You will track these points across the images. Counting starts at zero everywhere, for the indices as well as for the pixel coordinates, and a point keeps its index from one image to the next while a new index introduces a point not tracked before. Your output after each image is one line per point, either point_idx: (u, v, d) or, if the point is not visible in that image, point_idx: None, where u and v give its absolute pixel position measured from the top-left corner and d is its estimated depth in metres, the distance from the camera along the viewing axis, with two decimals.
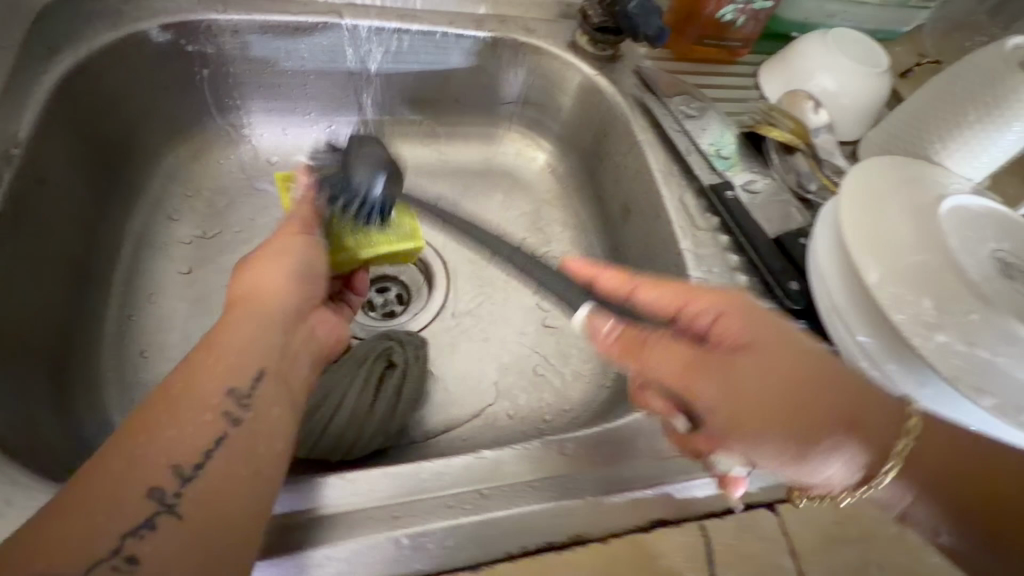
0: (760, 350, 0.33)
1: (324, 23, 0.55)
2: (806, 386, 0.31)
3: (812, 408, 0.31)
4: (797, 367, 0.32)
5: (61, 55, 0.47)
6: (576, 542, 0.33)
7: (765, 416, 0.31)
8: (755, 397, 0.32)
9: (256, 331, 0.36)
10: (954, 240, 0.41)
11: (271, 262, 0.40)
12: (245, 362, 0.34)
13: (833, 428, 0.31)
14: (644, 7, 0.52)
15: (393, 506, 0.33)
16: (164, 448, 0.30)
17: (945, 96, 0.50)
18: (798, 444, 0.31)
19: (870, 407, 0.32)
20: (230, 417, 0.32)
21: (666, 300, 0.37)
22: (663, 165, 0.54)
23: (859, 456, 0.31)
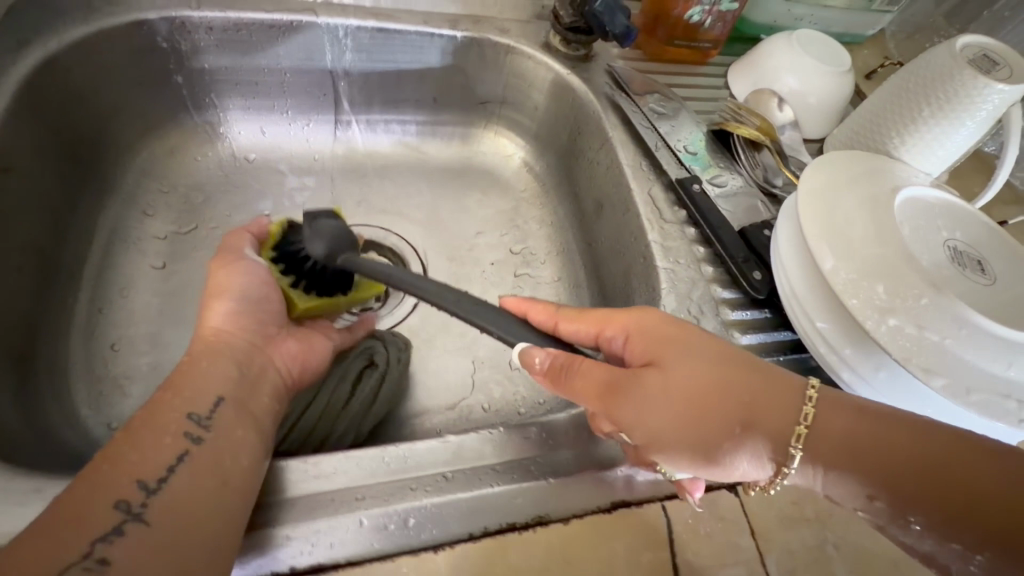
0: (666, 363, 0.34)
1: (300, 22, 0.56)
2: (709, 391, 0.33)
3: (715, 411, 0.32)
4: (698, 375, 0.33)
5: (30, 47, 0.47)
6: (538, 523, 0.33)
7: (675, 426, 0.33)
8: (664, 409, 0.33)
9: (215, 367, 0.37)
10: (905, 229, 0.43)
11: (216, 301, 0.41)
12: (206, 393, 0.35)
13: (738, 429, 0.32)
14: (609, 6, 0.54)
15: (357, 489, 0.33)
16: (128, 466, 0.30)
17: (901, 93, 0.52)
18: (708, 448, 0.32)
19: (769, 402, 0.33)
20: (191, 437, 0.33)
21: (585, 327, 0.38)
22: (633, 160, 0.55)
23: (769, 449, 0.32)
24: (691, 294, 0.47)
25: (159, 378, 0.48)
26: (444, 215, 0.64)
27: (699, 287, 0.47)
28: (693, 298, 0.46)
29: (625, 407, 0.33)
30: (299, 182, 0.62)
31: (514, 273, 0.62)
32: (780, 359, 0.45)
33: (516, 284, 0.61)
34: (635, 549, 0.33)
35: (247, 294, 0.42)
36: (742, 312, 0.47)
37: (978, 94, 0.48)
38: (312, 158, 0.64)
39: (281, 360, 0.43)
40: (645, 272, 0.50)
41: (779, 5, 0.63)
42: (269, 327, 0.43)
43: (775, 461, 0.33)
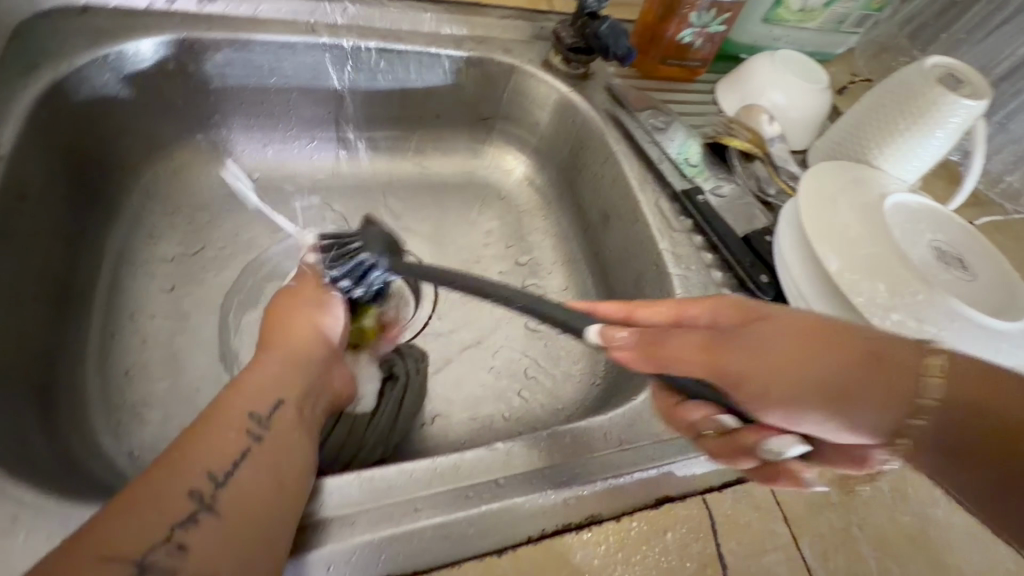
0: (768, 318, 0.32)
1: (308, 43, 0.56)
2: (818, 343, 0.30)
3: (819, 369, 0.30)
4: (810, 331, 0.31)
5: (39, 71, 0.46)
6: (591, 522, 0.35)
7: (784, 378, 0.30)
8: (774, 362, 0.31)
9: (277, 372, 0.38)
10: (896, 231, 0.47)
11: (302, 308, 0.44)
12: (267, 392, 0.36)
13: (873, 384, 0.29)
14: (614, 30, 0.57)
15: (416, 499, 0.33)
16: (199, 457, 0.31)
17: (878, 108, 0.57)
18: (820, 401, 0.30)
19: (887, 354, 0.29)
20: (251, 435, 0.33)
21: (664, 311, 0.38)
22: (638, 173, 0.58)
23: (888, 405, 0.28)
24: (703, 297, 0.50)
25: (179, 402, 0.47)
26: (450, 228, 0.65)
27: (710, 291, 0.50)
28: None
29: (724, 366, 0.32)
30: (305, 201, 0.62)
31: (522, 283, 0.63)
32: None
33: None
34: (682, 539, 0.35)
35: (328, 307, 0.46)
36: None
37: (947, 108, 0.53)
38: (316, 177, 0.64)
39: (337, 383, 0.43)
40: (658, 278, 0.52)
41: (760, 27, 0.68)
42: (331, 346, 0.44)
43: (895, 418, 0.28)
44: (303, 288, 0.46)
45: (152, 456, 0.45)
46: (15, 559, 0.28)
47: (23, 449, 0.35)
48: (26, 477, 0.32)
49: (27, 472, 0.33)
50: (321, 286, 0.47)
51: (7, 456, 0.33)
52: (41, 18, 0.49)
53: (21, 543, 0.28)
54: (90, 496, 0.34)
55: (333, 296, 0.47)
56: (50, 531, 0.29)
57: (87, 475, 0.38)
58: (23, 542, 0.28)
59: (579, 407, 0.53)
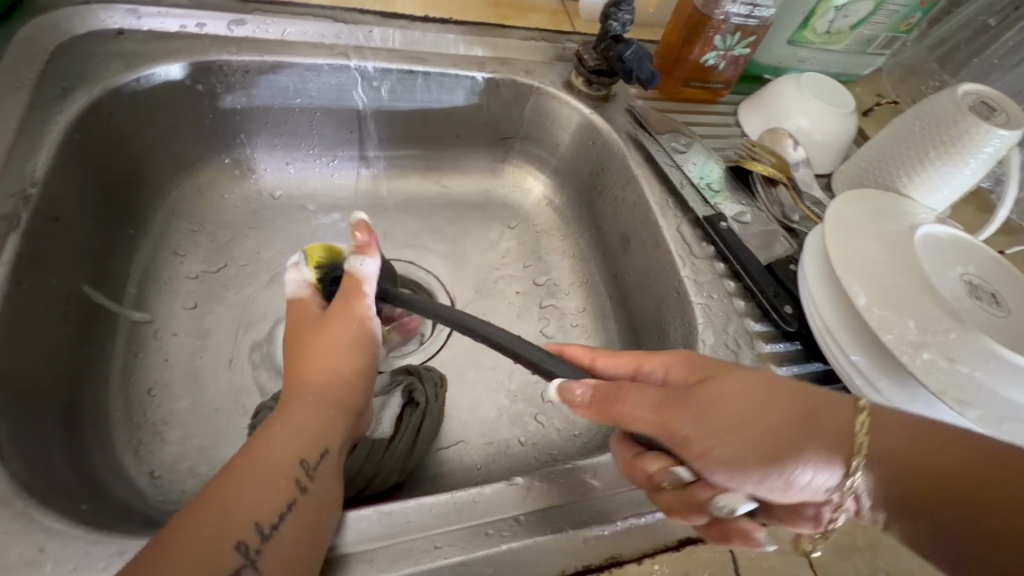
0: (718, 378, 0.33)
1: (334, 65, 0.56)
2: (768, 404, 0.31)
3: (773, 419, 0.31)
4: (759, 382, 0.32)
5: (74, 94, 0.47)
6: (611, 564, 0.35)
7: (737, 438, 0.30)
8: (729, 420, 0.31)
9: (320, 415, 0.38)
10: (926, 264, 0.46)
11: (341, 349, 0.43)
12: (313, 439, 0.36)
13: (818, 431, 0.30)
14: (638, 54, 0.57)
15: (436, 536, 0.33)
16: (248, 507, 0.31)
17: (906, 135, 0.56)
18: (776, 459, 0.30)
19: (820, 405, 0.32)
20: (299, 485, 0.33)
21: (622, 363, 0.37)
22: (659, 198, 0.57)
23: (826, 456, 0.30)
24: (725, 327, 0.49)
25: (197, 422, 0.48)
26: (467, 247, 0.65)
27: (733, 321, 0.49)
28: (729, 332, 0.49)
29: (681, 420, 0.31)
30: (326, 218, 0.63)
31: (539, 304, 0.63)
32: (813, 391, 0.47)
33: (542, 316, 0.62)
34: None
35: (365, 345, 0.44)
36: (774, 345, 0.49)
37: (980, 137, 0.52)
38: (336, 195, 0.64)
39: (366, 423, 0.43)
40: (679, 306, 0.51)
41: (785, 49, 0.67)
42: (369, 390, 0.43)
43: (839, 468, 0.30)
44: (349, 319, 0.45)
45: (171, 477, 0.45)
46: None
47: (50, 470, 0.36)
48: (51, 503, 0.32)
49: (54, 496, 0.33)
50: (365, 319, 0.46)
51: (34, 479, 0.33)
52: (77, 42, 0.50)
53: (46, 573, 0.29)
54: (115, 524, 0.34)
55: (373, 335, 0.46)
56: (72, 560, 0.29)
57: (108, 499, 0.38)
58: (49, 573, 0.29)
59: (597, 435, 0.53)
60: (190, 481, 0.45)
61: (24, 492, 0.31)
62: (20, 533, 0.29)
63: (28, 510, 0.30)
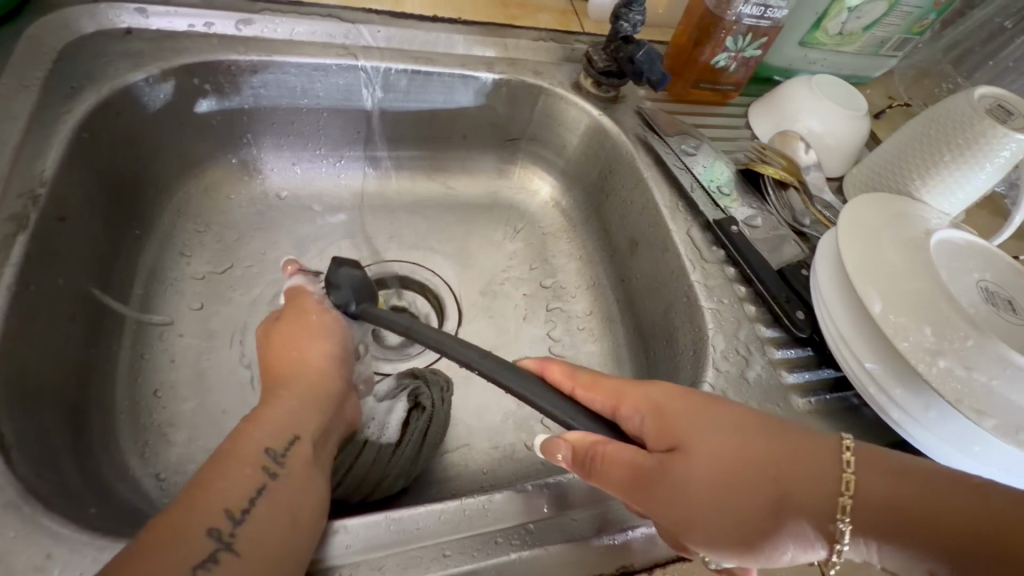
0: (690, 443, 0.31)
1: (342, 65, 0.56)
2: (743, 477, 0.29)
3: (747, 494, 0.29)
4: (734, 446, 0.30)
5: (82, 93, 0.47)
6: (622, 573, 0.34)
7: (709, 516, 0.30)
8: (699, 499, 0.30)
9: (288, 405, 0.37)
10: (941, 269, 0.45)
11: (310, 342, 0.42)
12: (281, 427, 0.35)
13: (797, 503, 0.29)
14: (649, 55, 0.56)
15: (444, 544, 0.33)
16: (215, 497, 0.30)
17: (920, 138, 0.55)
18: (749, 538, 0.29)
19: (803, 467, 0.30)
20: (269, 470, 0.33)
21: (602, 399, 0.36)
22: (668, 200, 0.56)
23: (807, 528, 0.29)
24: (736, 332, 0.48)
25: (203, 424, 0.48)
26: (474, 249, 0.65)
27: (744, 326, 0.49)
28: (740, 338, 0.48)
29: (653, 495, 0.31)
30: (332, 219, 0.63)
31: (546, 306, 0.63)
32: (825, 398, 0.46)
33: (548, 318, 0.62)
34: None
35: (332, 334, 0.44)
36: (786, 350, 0.49)
37: (995, 141, 0.51)
38: (343, 196, 0.64)
39: (350, 412, 0.42)
40: (688, 310, 0.51)
41: (796, 50, 0.67)
42: (346, 377, 0.43)
43: (821, 542, 0.29)
44: (311, 318, 0.44)
45: (176, 480, 0.45)
46: None
47: (57, 472, 0.36)
48: (57, 506, 0.32)
49: (61, 500, 0.33)
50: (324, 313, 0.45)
51: (41, 481, 0.33)
52: (85, 41, 0.50)
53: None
54: (121, 527, 0.34)
55: (339, 325, 0.45)
56: (79, 566, 0.29)
57: (114, 501, 0.38)
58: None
59: None
60: None
61: (31, 495, 0.31)
62: (27, 538, 0.29)
63: (35, 514, 0.30)
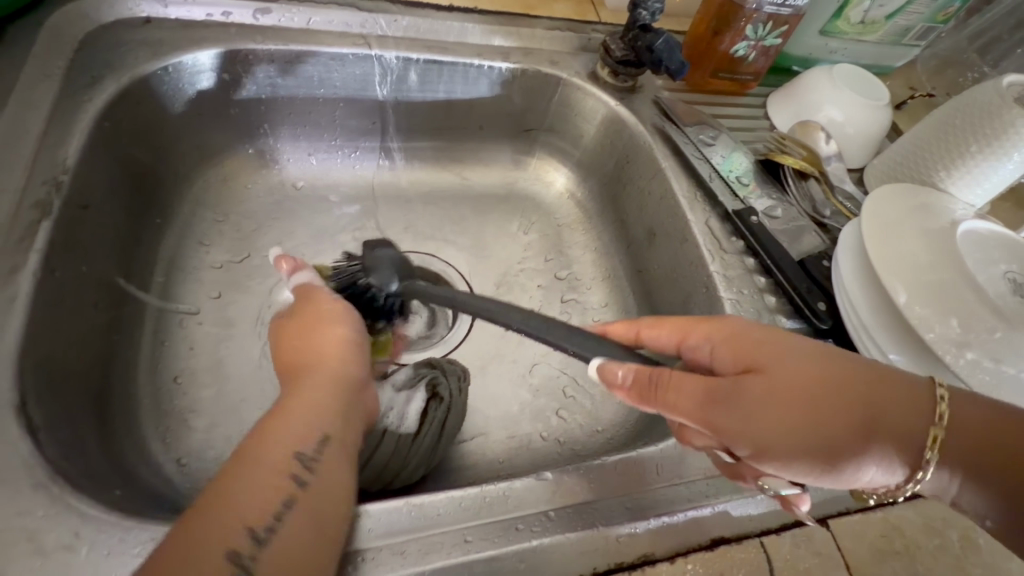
0: (773, 365, 0.32)
1: (358, 54, 0.56)
2: (827, 399, 0.30)
3: (832, 414, 0.30)
4: (817, 369, 0.31)
5: (103, 82, 0.47)
6: (644, 562, 0.34)
7: (793, 426, 0.30)
8: (783, 407, 0.30)
9: (313, 403, 0.36)
10: (968, 259, 0.44)
11: (321, 328, 0.42)
12: (308, 429, 0.34)
13: (882, 424, 0.30)
14: (668, 43, 0.55)
15: (466, 530, 0.33)
16: (237, 511, 0.29)
17: (945, 128, 0.54)
18: (831, 457, 0.30)
19: (888, 393, 0.30)
20: (297, 480, 0.32)
21: (667, 334, 0.38)
22: (687, 190, 0.56)
23: (892, 449, 0.30)
24: (755, 323, 0.48)
25: (223, 411, 0.48)
26: (489, 241, 0.65)
27: (764, 318, 0.48)
28: None
29: (725, 417, 0.31)
30: (348, 209, 0.63)
31: (561, 298, 0.62)
32: None
33: (564, 310, 0.62)
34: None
35: (341, 317, 0.43)
36: None
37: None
38: (358, 186, 0.64)
39: (371, 400, 0.41)
40: (707, 301, 0.50)
41: (816, 39, 0.66)
42: (365, 363, 0.42)
43: (904, 462, 0.30)
44: (318, 304, 0.44)
45: (197, 465, 0.45)
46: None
47: (83, 455, 0.36)
48: (85, 488, 0.32)
49: (88, 481, 0.33)
50: (331, 298, 0.45)
51: (68, 463, 0.34)
52: (105, 30, 0.50)
53: (82, 558, 0.29)
54: (146, 510, 0.35)
55: (347, 308, 0.44)
56: (106, 547, 0.29)
57: (138, 485, 0.39)
58: (85, 558, 0.29)
59: (620, 430, 0.52)
60: (217, 469, 0.45)
61: (59, 476, 0.31)
62: (57, 517, 0.30)
63: (63, 495, 0.31)
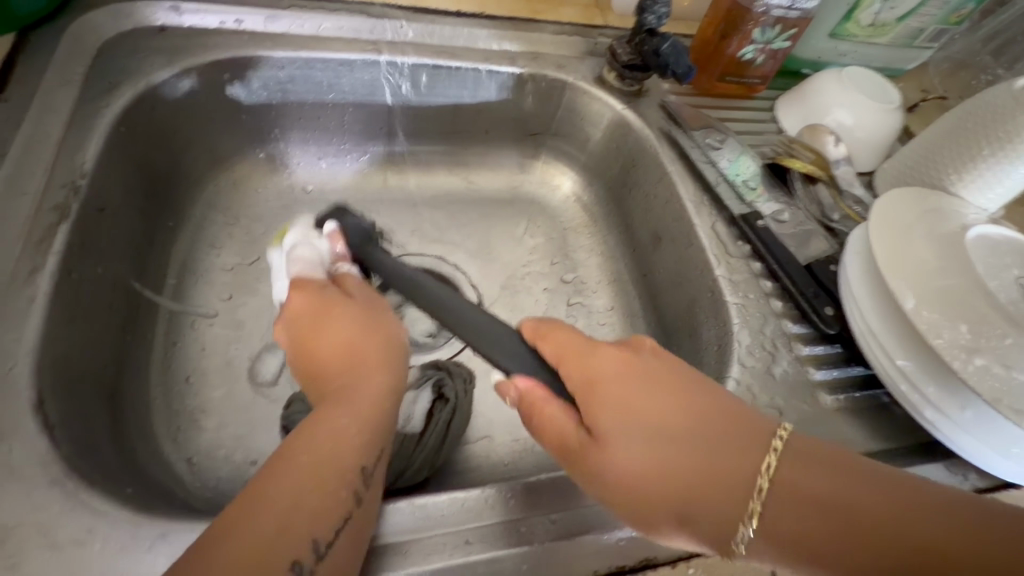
0: (611, 429, 0.33)
1: (366, 60, 0.57)
2: (650, 469, 0.31)
3: (649, 484, 0.31)
4: (649, 439, 0.32)
5: (120, 89, 0.48)
6: (644, 565, 0.35)
7: (618, 492, 0.32)
8: (621, 470, 0.32)
9: (378, 409, 0.36)
10: (979, 264, 0.44)
11: (377, 330, 0.41)
12: (372, 439, 0.34)
13: (699, 498, 0.30)
14: (675, 48, 0.55)
15: (467, 531, 0.33)
16: (301, 522, 0.29)
17: (957, 131, 0.54)
18: (644, 521, 0.32)
19: (717, 470, 0.31)
20: (356, 496, 0.31)
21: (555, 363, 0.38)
22: (693, 194, 0.56)
23: (706, 526, 0.30)
24: (760, 328, 0.48)
25: (233, 412, 0.49)
26: (495, 244, 0.65)
27: (770, 322, 0.48)
28: (766, 333, 0.47)
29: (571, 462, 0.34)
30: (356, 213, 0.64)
31: (567, 301, 0.63)
32: (854, 396, 0.46)
33: (569, 313, 0.62)
34: None
35: (388, 324, 0.42)
36: (814, 347, 0.48)
37: None
38: (366, 190, 0.65)
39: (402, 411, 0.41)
40: (713, 305, 0.50)
41: (825, 42, 0.65)
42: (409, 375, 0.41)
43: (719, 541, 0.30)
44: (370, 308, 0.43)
45: (207, 464, 0.46)
46: (89, 569, 0.29)
47: (98, 452, 0.37)
48: (98, 485, 0.33)
49: (101, 478, 0.34)
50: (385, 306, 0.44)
51: (83, 459, 0.35)
52: (122, 38, 0.51)
53: (95, 553, 0.30)
54: (156, 507, 0.35)
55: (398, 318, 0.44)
56: (117, 543, 0.30)
57: (150, 482, 0.40)
58: (97, 553, 0.30)
59: None
60: (226, 468, 0.46)
61: (74, 472, 0.32)
62: (72, 512, 0.31)
63: (77, 491, 0.32)
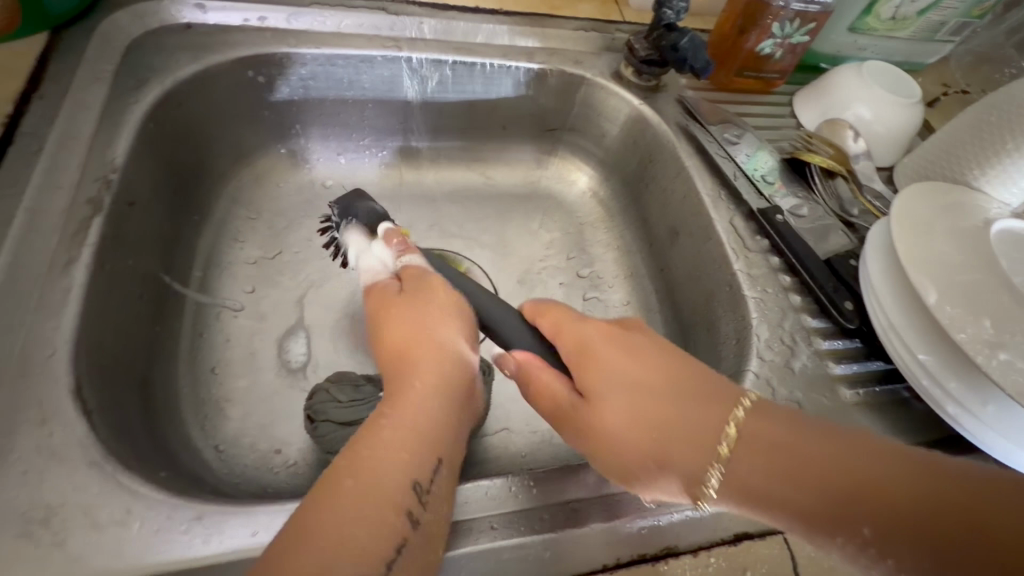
0: (592, 392, 0.35)
1: (386, 56, 0.57)
2: (625, 429, 0.33)
3: (625, 442, 0.33)
4: (627, 400, 0.34)
5: (148, 85, 0.50)
6: (667, 553, 0.36)
7: (599, 449, 0.34)
8: (603, 424, 0.34)
9: (430, 416, 0.33)
10: (1003, 260, 0.43)
11: (438, 324, 0.38)
12: (427, 450, 0.32)
13: (673, 453, 0.32)
14: (694, 43, 0.55)
15: (491, 517, 0.34)
16: (354, 551, 0.26)
17: (981, 125, 0.53)
18: (620, 474, 0.34)
19: (689, 428, 0.32)
20: (412, 517, 0.29)
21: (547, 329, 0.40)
22: (711, 189, 0.56)
23: (678, 480, 0.32)
24: (779, 322, 0.48)
25: (257, 401, 0.50)
26: (512, 239, 0.66)
27: (789, 316, 0.48)
28: (785, 327, 0.48)
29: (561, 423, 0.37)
30: None
31: (583, 295, 0.63)
32: (875, 391, 0.46)
33: (585, 308, 0.62)
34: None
35: (451, 315, 0.39)
36: (833, 342, 0.48)
37: None
38: (385, 185, 0.65)
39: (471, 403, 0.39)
40: (731, 299, 0.50)
41: (844, 36, 0.65)
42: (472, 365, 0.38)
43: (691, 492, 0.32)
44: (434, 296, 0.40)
45: (233, 452, 0.47)
46: (128, 548, 0.30)
47: (132, 438, 0.38)
48: (134, 469, 0.34)
49: (136, 462, 0.35)
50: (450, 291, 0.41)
51: (119, 444, 0.36)
52: (150, 35, 0.52)
53: (133, 533, 0.31)
54: (189, 491, 0.36)
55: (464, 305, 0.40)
56: (154, 525, 0.31)
57: (180, 467, 0.41)
58: (135, 533, 0.31)
59: None
60: (251, 456, 0.47)
61: (111, 457, 0.34)
62: (111, 494, 0.32)
63: (115, 474, 0.33)
